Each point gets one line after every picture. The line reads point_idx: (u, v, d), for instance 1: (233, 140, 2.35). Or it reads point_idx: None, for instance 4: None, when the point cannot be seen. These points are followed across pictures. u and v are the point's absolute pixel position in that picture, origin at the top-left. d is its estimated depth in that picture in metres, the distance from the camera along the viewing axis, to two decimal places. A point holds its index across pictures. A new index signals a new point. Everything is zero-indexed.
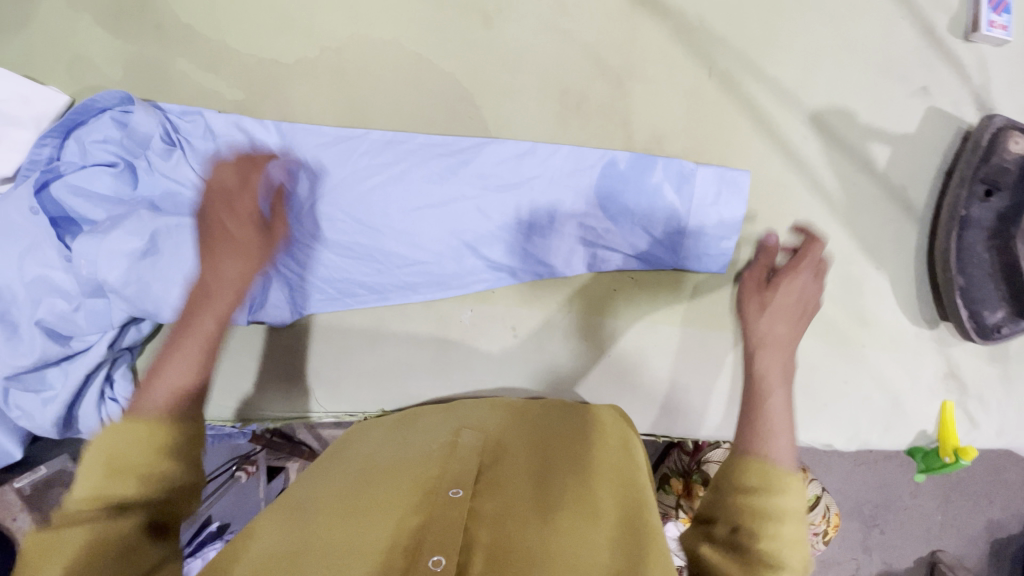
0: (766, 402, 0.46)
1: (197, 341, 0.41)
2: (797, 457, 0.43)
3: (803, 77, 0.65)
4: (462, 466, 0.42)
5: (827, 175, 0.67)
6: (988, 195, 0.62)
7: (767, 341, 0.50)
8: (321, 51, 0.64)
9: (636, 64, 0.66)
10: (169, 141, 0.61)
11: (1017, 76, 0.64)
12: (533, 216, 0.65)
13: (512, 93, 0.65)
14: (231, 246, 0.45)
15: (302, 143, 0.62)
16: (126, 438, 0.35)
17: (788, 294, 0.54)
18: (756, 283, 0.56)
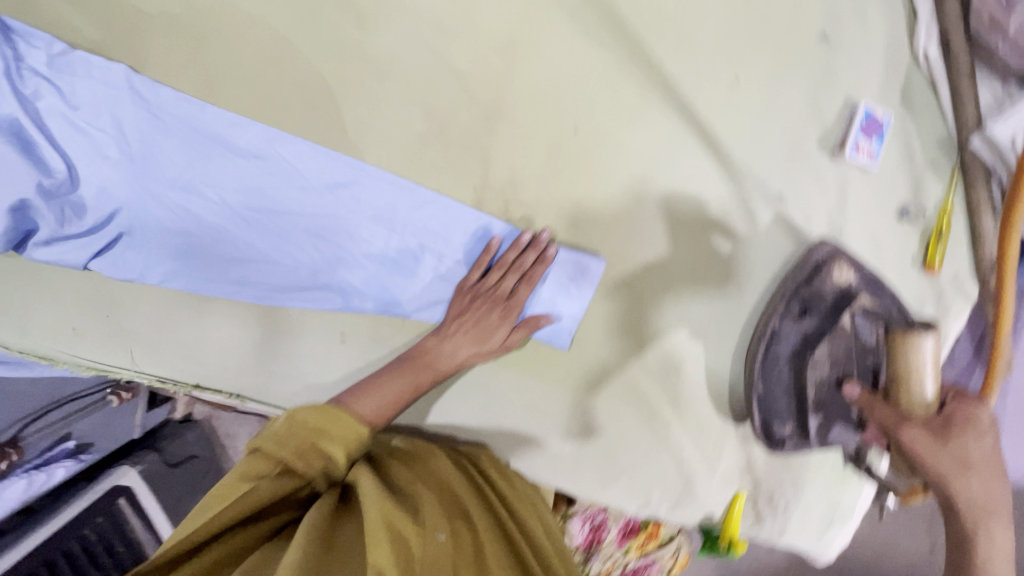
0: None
1: (427, 373, 0.66)
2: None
3: (664, 151, 0.67)
4: (433, 513, 0.53)
5: (670, 257, 0.69)
6: (802, 316, 0.66)
7: (988, 458, 0.55)
8: (187, 9, 0.66)
9: (506, 103, 0.67)
10: (13, 70, 0.65)
11: (871, 204, 0.68)
12: (400, 255, 0.72)
13: (376, 102, 0.67)
14: (471, 331, 0.68)
15: (194, 123, 0.67)
16: (294, 432, 0.51)
17: (966, 443, 0.55)
18: (925, 434, 0.55)
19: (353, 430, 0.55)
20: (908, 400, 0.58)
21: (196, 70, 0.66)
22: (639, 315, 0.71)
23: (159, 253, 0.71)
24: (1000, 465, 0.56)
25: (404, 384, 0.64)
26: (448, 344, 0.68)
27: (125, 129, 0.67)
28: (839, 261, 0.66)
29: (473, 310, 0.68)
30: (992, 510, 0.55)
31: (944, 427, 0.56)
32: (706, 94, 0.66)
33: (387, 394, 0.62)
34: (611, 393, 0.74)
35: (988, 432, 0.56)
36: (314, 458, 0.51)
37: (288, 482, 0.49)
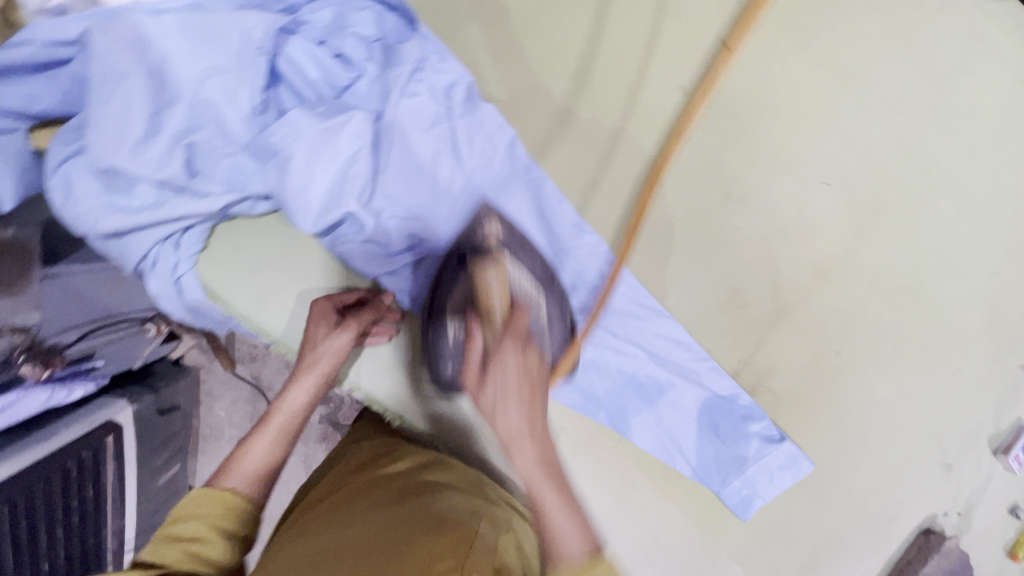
0: (544, 506, 0.54)
1: (272, 431, 0.65)
2: (578, 538, 0.53)
3: (890, 397, 0.80)
4: (482, 551, 0.55)
5: (854, 480, 0.81)
6: None
7: (522, 433, 0.56)
8: (591, 116, 0.72)
9: (798, 308, 0.77)
10: (412, 76, 0.68)
11: (1001, 497, 0.85)
12: (646, 382, 0.78)
13: (700, 260, 0.75)
14: (329, 347, 0.67)
15: (535, 201, 0.73)
16: (202, 502, 0.59)
17: (525, 411, 0.56)
18: (474, 373, 0.58)
19: (217, 499, 0.59)
20: (484, 283, 0.66)
21: (569, 165, 0.73)
22: (809, 513, 0.82)
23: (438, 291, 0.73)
24: (543, 419, 0.58)
25: (268, 441, 0.65)
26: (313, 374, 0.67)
27: (481, 179, 0.72)
28: (950, 531, 0.84)
29: (323, 344, 0.67)
30: (515, 451, 0.56)
31: (478, 375, 0.58)
32: (936, 369, 0.80)
33: (263, 446, 0.64)
34: (757, 567, 0.83)
35: (540, 425, 0.57)
36: (232, 513, 0.59)
37: (221, 519, 0.59)
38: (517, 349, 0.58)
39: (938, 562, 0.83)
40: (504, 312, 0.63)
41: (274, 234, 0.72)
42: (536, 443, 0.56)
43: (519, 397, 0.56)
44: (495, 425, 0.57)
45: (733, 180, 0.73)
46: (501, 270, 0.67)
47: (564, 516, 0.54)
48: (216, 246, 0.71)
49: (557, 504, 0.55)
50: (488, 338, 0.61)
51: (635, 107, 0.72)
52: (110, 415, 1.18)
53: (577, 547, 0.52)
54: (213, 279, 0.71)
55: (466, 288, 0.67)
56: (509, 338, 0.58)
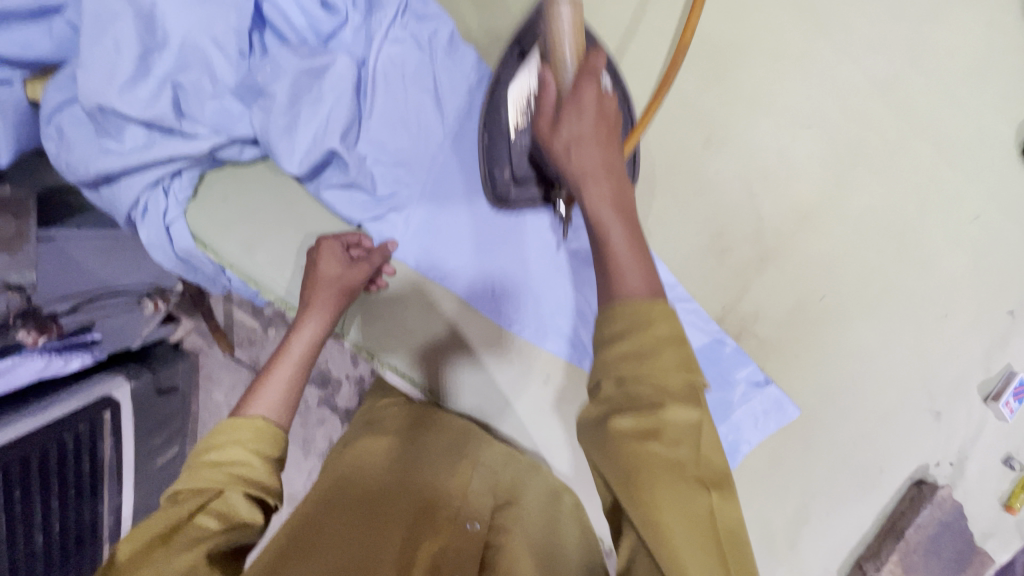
0: (611, 247, 0.49)
1: (285, 367, 0.62)
2: (645, 284, 0.47)
3: (877, 344, 0.80)
4: (468, 532, 0.62)
5: (841, 426, 0.82)
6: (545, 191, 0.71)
7: (592, 171, 0.52)
8: None
9: (782, 254, 0.77)
10: (394, 20, 0.70)
11: (996, 447, 0.84)
12: None
13: (680, 206, 0.77)
14: (338, 282, 0.66)
15: None
16: (242, 429, 0.55)
17: (580, 114, 0.53)
18: (548, 110, 0.55)
19: (248, 427, 0.55)
20: (558, 31, 0.59)
21: None
22: (797, 460, 0.83)
23: (424, 235, 0.74)
24: (619, 137, 0.54)
25: (289, 369, 0.62)
26: (326, 302, 0.65)
27: (460, 125, 0.73)
28: (943, 482, 0.83)
29: (329, 279, 0.66)
30: (597, 183, 0.51)
31: (554, 118, 0.54)
32: (923, 315, 0.80)
33: (285, 376, 0.61)
34: (747, 515, 0.84)
35: (610, 124, 0.54)
36: (273, 444, 0.56)
37: (264, 447, 0.55)
38: (597, 95, 0.53)
39: (931, 513, 0.82)
40: (578, 70, 0.58)
41: (263, 181, 0.73)
42: (609, 183, 0.51)
43: (597, 130, 0.52)
44: (562, 166, 0.53)
45: (710, 125, 0.76)
46: (576, 3, 0.59)
47: (626, 249, 0.49)
48: (206, 193, 0.72)
49: (619, 241, 0.49)
50: (561, 88, 0.57)
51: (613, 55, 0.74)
52: (108, 391, 1.17)
53: (642, 288, 0.46)
54: (202, 226, 0.72)
55: (545, 48, 0.62)
56: (585, 78, 0.54)
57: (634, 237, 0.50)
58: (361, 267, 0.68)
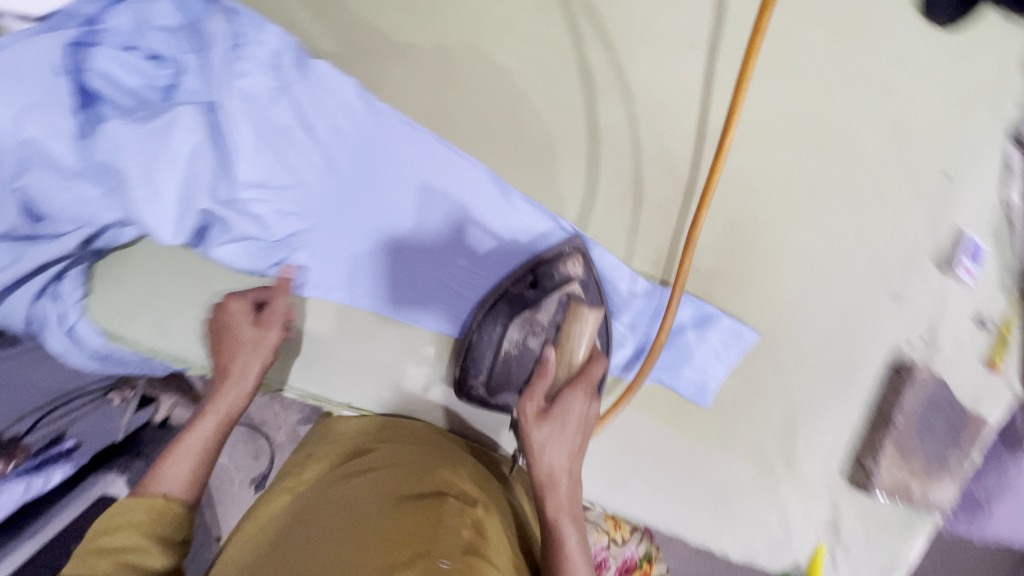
0: (564, 546, 0.53)
1: (198, 439, 0.59)
2: (586, 569, 0.52)
3: (818, 244, 0.79)
4: (451, 533, 0.49)
5: (808, 335, 0.81)
6: (531, 284, 0.68)
7: (563, 472, 0.55)
8: (432, 45, 0.67)
9: (701, 183, 0.75)
10: (231, 51, 0.64)
11: (964, 313, 0.83)
12: None
13: (591, 163, 0.71)
14: (246, 347, 0.63)
15: (401, 144, 0.69)
16: (134, 509, 0.52)
17: (561, 431, 0.56)
18: (533, 410, 0.57)
19: (144, 507, 0.52)
20: (572, 334, 0.62)
21: (425, 102, 0.68)
22: (772, 380, 0.82)
23: (336, 266, 0.71)
24: (586, 442, 0.58)
25: (203, 437, 0.59)
26: (241, 364, 0.63)
27: (338, 145, 0.68)
28: (920, 361, 0.82)
29: (233, 343, 0.64)
30: (562, 483, 0.55)
31: (541, 411, 0.57)
32: (856, 204, 0.79)
33: (201, 445, 0.59)
34: (740, 447, 0.83)
35: (587, 428, 0.57)
36: (172, 518, 0.53)
37: (159, 523, 0.52)
38: (586, 402, 0.58)
39: (914, 394, 0.82)
40: (574, 373, 0.61)
41: (154, 257, 0.69)
42: (570, 487, 0.55)
43: (571, 440, 0.56)
44: (534, 463, 0.56)
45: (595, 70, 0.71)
46: (600, 315, 0.63)
47: (572, 534, 0.54)
48: (102, 284, 0.69)
49: (579, 542, 0.53)
50: (558, 381, 0.60)
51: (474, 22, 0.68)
52: (104, 490, 1.02)
53: (582, 561, 0.52)
54: (108, 320, 0.69)
55: (552, 320, 0.66)
56: (578, 386, 0.58)
57: (584, 534, 0.55)
58: (277, 327, 0.65)
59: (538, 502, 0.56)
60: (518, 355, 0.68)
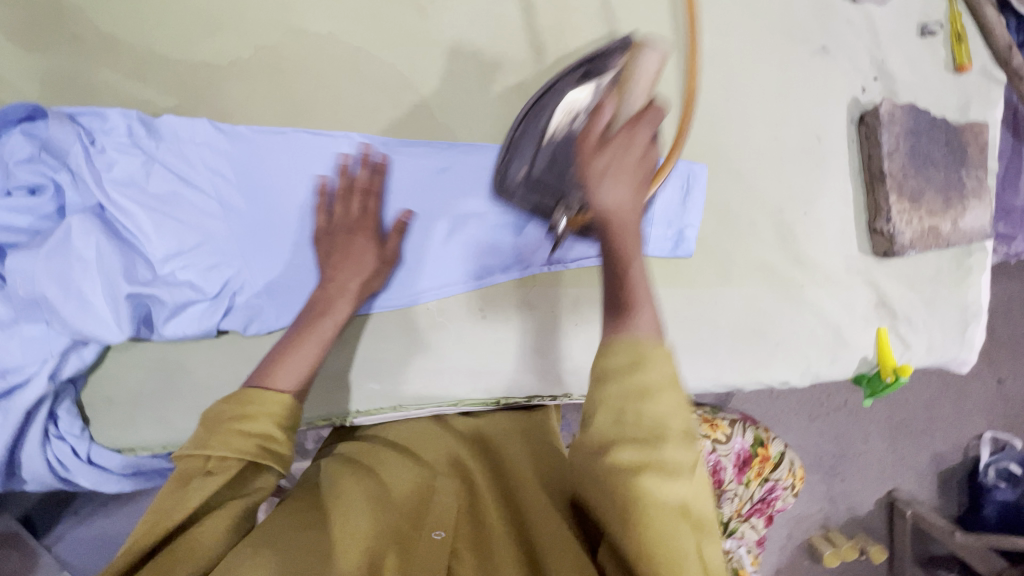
0: (630, 265, 0.47)
1: (314, 341, 0.61)
2: (660, 324, 0.44)
3: (717, 41, 0.73)
4: (445, 508, 0.54)
5: (757, 130, 0.75)
6: (585, 76, 0.63)
7: (632, 254, 0.47)
8: (255, 50, 0.68)
9: (567, 44, 0.72)
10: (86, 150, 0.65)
11: (898, 30, 0.77)
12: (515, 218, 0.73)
13: (454, 80, 0.71)
14: (364, 233, 0.67)
15: (275, 152, 0.69)
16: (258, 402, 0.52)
17: (619, 151, 0.48)
18: (592, 141, 0.50)
19: (276, 402, 0.52)
20: (642, 67, 0.59)
21: (276, 103, 0.69)
22: (743, 195, 0.76)
23: (274, 292, 0.71)
24: (641, 234, 0.48)
25: (311, 344, 0.60)
26: (341, 283, 0.65)
27: (222, 183, 0.69)
28: (881, 100, 0.76)
29: (344, 242, 0.66)
30: (610, 197, 0.47)
31: (601, 131, 0.50)
32: None
33: (312, 353, 0.60)
34: (746, 273, 0.78)
35: (653, 168, 0.49)
36: (282, 408, 0.52)
37: (273, 417, 0.51)
38: (650, 120, 0.49)
39: (893, 133, 0.75)
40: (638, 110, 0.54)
41: (123, 363, 0.71)
42: (635, 243, 0.47)
43: (635, 171, 0.48)
44: (591, 196, 0.48)
45: None
46: (665, 54, 0.60)
47: (649, 307, 0.45)
48: (94, 409, 0.71)
49: (645, 288, 0.46)
50: (618, 122, 0.52)
51: (281, 9, 0.68)
52: None
53: (654, 325, 0.43)
54: (112, 438, 0.72)
55: (613, 78, 0.60)
56: (642, 121, 0.49)
57: (644, 278, 0.47)
58: (367, 225, 0.67)
59: (600, 230, 0.48)
60: (568, 137, 0.63)
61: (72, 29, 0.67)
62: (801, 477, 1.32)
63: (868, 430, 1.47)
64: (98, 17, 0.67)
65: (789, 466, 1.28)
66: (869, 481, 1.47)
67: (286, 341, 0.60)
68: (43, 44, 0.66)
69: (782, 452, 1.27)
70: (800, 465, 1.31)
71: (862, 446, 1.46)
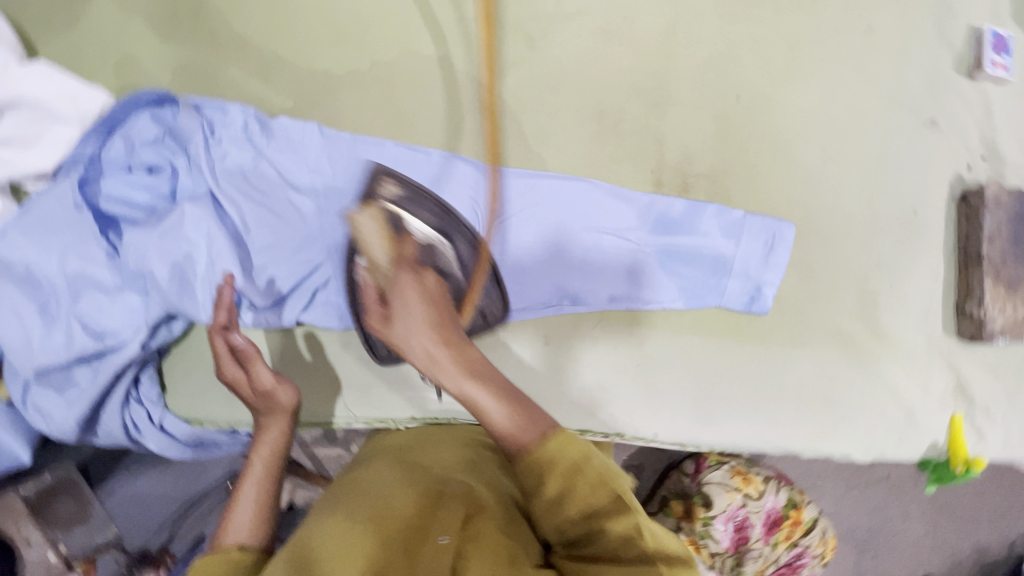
0: (476, 405, 0.58)
1: (252, 489, 0.68)
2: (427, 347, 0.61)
3: (821, 101, 0.72)
4: (450, 514, 0.56)
5: (852, 196, 0.74)
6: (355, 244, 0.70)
7: (432, 349, 0.61)
8: (370, 63, 0.71)
9: (671, 87, 0.72)
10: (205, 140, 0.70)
11: (1014, 111, 0.74)
12: (591, 253, 0.74)
13: (552, 112, 0.73)
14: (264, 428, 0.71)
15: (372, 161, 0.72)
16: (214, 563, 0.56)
17: (402, 304, 0.62)
18: (376, 309, 0.64)
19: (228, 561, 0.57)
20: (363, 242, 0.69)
21: (381, 115, 0.72)
22: (828, 259, 0.75)
23: (351, 293, 0.73)
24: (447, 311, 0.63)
25: (258, 488, 0.68)
26: (280, 420, 0.72)
27: (319, 182, 0.71)
28: (987, 181, 0.73)
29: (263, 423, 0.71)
30: (406, 341, 0.61)
31: (384, 315, 0.63)
32: (847, 44, 0.72)
33: (251, 498, 0.67)
34: (820, 338, 0.76)
35: (424, 275, 0.65)
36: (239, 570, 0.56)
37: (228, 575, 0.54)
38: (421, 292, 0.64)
39: (996, 217, 0.72)
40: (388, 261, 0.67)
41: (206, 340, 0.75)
42: (447, 358, 0.60)
43: (422, 305, 0.62)
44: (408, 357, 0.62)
45: (526, 23, 0.72)
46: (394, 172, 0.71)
47: (488, 399, 0.58)
48: (173, 378, 0.76)
49: (498, 389, 0.58)
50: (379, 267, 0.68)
51: (399, 27, 0.71)
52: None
53: (512, 424, 0.56)
54: (185, 408, 0.77)
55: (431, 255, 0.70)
56: (402, 271, 0.65)
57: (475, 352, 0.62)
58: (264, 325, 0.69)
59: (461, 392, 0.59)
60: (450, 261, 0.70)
61: (208, 25, 0.72)
62: (832, 545, 1.27)
63: (913, 512, 1.40)
64: (232, 18, 0.71)
65: (820, 532, 1.24)
66: (906, 565, 1.40)
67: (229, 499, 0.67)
68: (179, 37, 0.72)
69: (815, 518, 1.23)
70: (832, 534, 1.27)
71: (907, 527, 1.39)
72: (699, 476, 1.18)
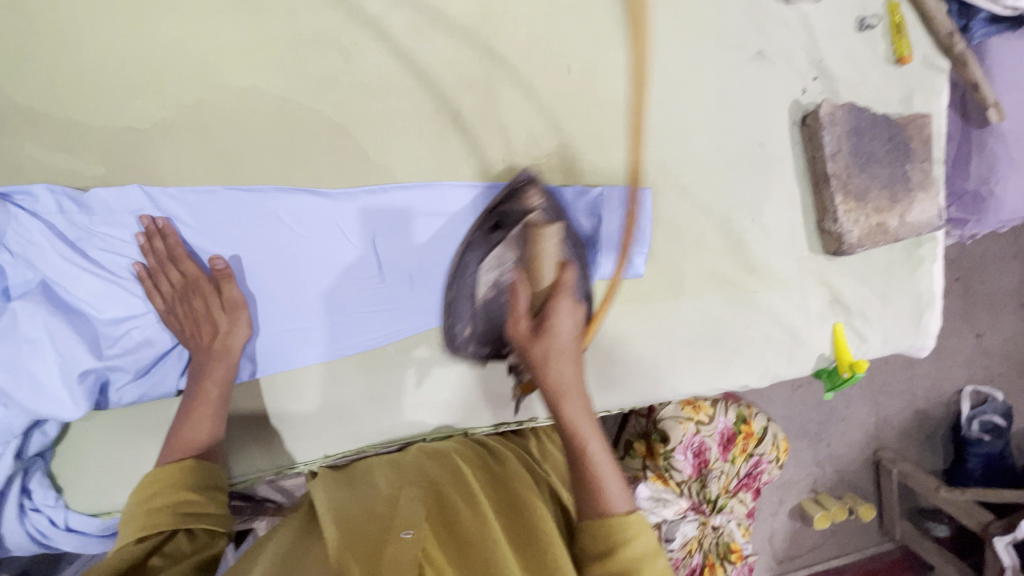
0: (592, 466, 0.61)
1: (207, 408, 0.65)
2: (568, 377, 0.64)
3: (650, 55, 0.72)
4: (410, 513, 0.56)
5: (699, 142, 0.75)
6: (494, 228, 0.71)
7: (568, 388, 0.64)
8: (178, 109, 0.67)
9: (500, 71, 0.71)
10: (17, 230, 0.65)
11: (835, 27, 0.76)
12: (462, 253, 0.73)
13: (387, 121, 0.70)
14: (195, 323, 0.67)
15: (210, 212, 0.68)
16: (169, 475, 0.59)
17: (558, 318, 0.65)
18: (526, 331, 0.66)
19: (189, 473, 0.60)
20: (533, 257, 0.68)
21: (207, 162, 0.68)
22: (689, 208, 0.76)
23: None
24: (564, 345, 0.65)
25: (210, 405, 0.65)
26: (237, 317, 0.68)
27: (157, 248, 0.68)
28: (822, 101, 0.75)
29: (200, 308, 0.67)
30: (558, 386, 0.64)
31: (538, 327, 0.65)
32: None
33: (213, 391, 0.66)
34: (698, 283, 0.78)
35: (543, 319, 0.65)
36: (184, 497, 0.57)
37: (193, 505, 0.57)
38: (573, 306, 0.66)
39: (835, 134, 0.74)
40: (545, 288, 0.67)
41: (88, 433, 0.72)
42: (573, 397, 0.63)
43: (573, 351, 0.66)
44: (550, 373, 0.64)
45: (336, 34, 0.68)
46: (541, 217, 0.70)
47: (615, 484, 0.60)
48: (66, 479, 0.72)
49: (610, 476, 0.61)
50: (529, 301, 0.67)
51: (200, 65, 0.66)
52: None
53: (625, 504, 0.58)
54: (89, 504, 0.72)
55: (519, 255, 0.69)
56: (559, 295, 0.66)
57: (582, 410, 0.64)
58: (204, 286, 0.67)
59: (555, 414, 0.64)
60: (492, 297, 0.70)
61: None
62: (784, 450, 1.32)
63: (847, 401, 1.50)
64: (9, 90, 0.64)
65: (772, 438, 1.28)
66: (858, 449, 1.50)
67: (185, 408, 0.65)
68: None
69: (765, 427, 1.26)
70: (782, 439, 1.32)
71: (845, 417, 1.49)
72: (654, 416, 1.17)
